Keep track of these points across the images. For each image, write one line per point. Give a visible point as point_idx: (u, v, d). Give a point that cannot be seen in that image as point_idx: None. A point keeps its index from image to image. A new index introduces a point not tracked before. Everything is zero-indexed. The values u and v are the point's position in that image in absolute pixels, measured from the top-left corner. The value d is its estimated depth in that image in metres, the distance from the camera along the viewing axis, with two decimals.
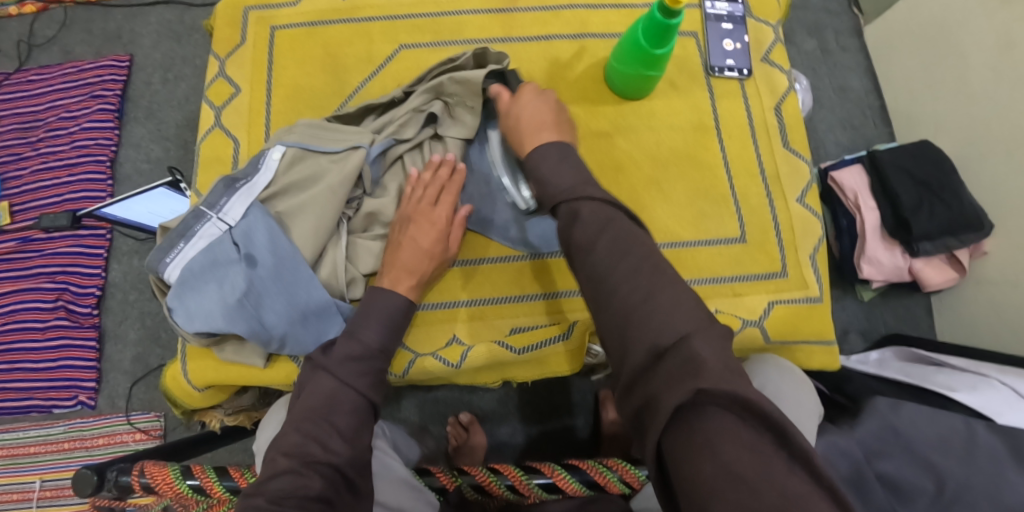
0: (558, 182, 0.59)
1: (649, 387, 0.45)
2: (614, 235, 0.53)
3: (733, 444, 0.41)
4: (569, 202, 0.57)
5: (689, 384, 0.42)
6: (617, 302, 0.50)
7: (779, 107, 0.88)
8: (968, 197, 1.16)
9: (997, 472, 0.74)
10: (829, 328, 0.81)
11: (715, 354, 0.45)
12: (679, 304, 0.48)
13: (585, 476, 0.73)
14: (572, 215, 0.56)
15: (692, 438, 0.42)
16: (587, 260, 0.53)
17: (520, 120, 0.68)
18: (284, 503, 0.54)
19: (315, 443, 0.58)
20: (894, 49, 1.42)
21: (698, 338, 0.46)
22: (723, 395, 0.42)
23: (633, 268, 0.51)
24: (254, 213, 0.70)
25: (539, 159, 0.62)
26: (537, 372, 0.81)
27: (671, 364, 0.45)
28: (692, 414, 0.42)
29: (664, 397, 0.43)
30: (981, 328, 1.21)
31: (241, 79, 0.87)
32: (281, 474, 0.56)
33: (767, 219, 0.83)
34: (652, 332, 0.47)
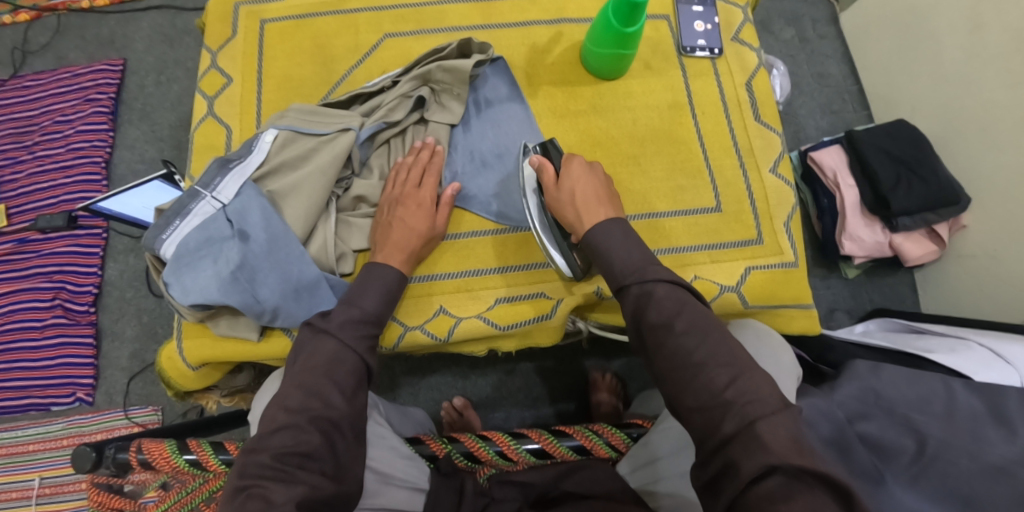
0: (626, 263, 0.64)
1: (726, 458, 0.52)
2: (691, 318, 0.59)
3: (798, 505, 0.47)
4: (642, 284, 0.62)
5: (762, 458, 0.49)
6: (694, 381, 0.56)
7: (750, 83, 0.92)
8: (945, 173, 1.19)
9: (976, 427, 0.75)
10: (806, 293, 0.83)
11: (784, 432, 0.51)
12: (752, 387, 0.54)
13: (574, 441, 0.75)
14: (647, 297, 0.61)
15: (761, 502, 0.48)
16: (666, 342, 0.59)
17: (575, 195, 0.71)
18: (287, 460, 0.56)
19: (319, 399, 0.60)
20: (869, 35, 1.46)
21: (768, 418, 0.52)
22: (794, 469, 0.48)
23: (710, 351, 0.57)
24: (246, 192, 0.73)
25: (604, 237, 0.67)
26: (522, 342, 0.83)
27: (745, 439, 0.51)
28: (764, 480, 0.49)
29: (742, 466, 0.50)
30: (963, 301, 1.23)
31: (232, 70, 0.90)
32: (282, 430, 0.58)
33: (742, 189, 0.86)
34: (728, 412, 0.53)
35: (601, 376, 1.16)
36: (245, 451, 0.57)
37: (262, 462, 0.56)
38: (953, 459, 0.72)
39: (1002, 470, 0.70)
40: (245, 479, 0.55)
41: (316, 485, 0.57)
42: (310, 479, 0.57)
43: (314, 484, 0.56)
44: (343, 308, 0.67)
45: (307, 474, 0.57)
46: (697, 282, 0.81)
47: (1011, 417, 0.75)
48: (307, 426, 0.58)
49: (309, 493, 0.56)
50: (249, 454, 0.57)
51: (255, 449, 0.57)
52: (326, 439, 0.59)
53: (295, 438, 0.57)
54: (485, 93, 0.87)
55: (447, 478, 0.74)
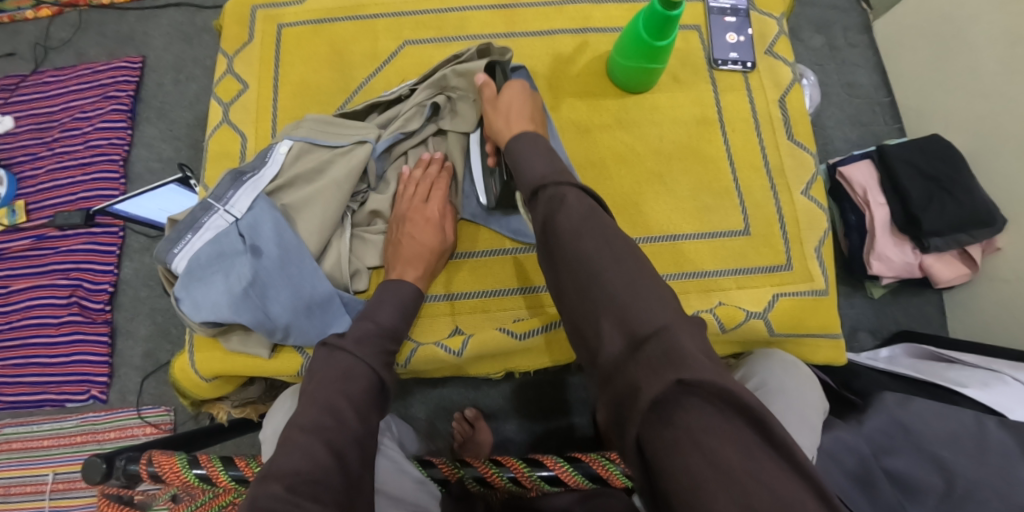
0: (536, 169, 0.61)
1: (629, 376, 0.45)
2: (597, 225, 0.54)
3: (711, 431, 0.41)
4: (554, 189, 0.58)
5: (672, 374, 0.42)
6: (599, 292, 0.51)
7: (783, 99, 0.88)
8: (980, 193, 1.15)
9: (1009, 468, 0.72)
10: (834, 322, 0.80)
11: (694, 346, 0.45)
12: (659, 297, 0.49)
13: (588, 469, 0.72)
14: (557, 199, 0.57)
15: (672, 429, 0.41)
16: (571, 247, 0.54)
17: (509, 107, 0.70)
18: (299, 490, 0.51)
19: (332, 416, 0.57)
20: (903, 45, 1.40)
21: (676, 329, 0.46)
22: (706, 387, 0.42)
23: (618, 258, 0.52)
24: (260, 206, 0.71)
25: (522, 145, 0.64)
26: (536, 362, 0.80)
27: (651, 354, 0.45)
28: (671, 403, 0.42)
29: (646, 387, 0.43)
30: (993, 326, 1.19)
31: (249, 76, 0.88)
32: (297, 453, 0.54)
33: (772, 212, 0.83)
34: (633, 323, 0.47)
35: None
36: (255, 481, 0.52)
37: (271, 492, 0.50)
38: (983, 498, 0.70)
39: None
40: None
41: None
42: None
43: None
44: (359, 323, 0.66)
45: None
46: (721, 307, 0.79)
47: None
48: (321, 453, 0.54)
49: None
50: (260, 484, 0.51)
51: (264, 478, 0.51)
52: (343, 466, 0.55)
53: (309, 463, 0.53)
54: None
55: (458, 501, 0.76)
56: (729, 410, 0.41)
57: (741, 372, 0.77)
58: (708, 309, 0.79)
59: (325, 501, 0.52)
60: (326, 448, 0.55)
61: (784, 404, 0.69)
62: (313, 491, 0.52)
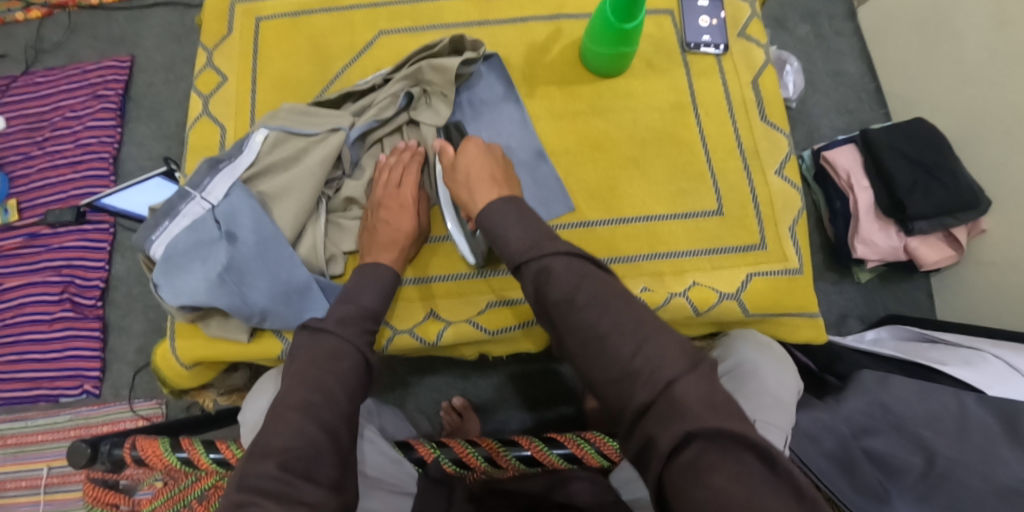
0: (515, 239, 0.60)
1: (646, 429, 0.47)
2: (592, 290, 0.54)
3: (726, 475, 0.43)
4: (539, 260, 0.57)
5: (679, 426, 0.45)
6: (601, 356, 0.52)
7: (756, 81, 0.89)
8: (964, 175, 1.15)
9: (988, 445, 0.72)
10: (811, 301, 0.81)
11: (699, 393, 0.47)
12: (664, 353, 0.50)
13: (564, 449, 0.73)
14: (545, 273, 0.56)
15: (687, 473, 0.44)
16: (570, 319, 0.54)
17: (467, 173, 0.71)
18: (293, 469, 0.52)
19: (321, 393, 0.57)
20: (888, 31, 1.40)
21: (681, 383, 0.48)
22: (711, 431, 0.45)
23: (615, 322, 0.52)
24: (235, 193, 0.72)
25: (496, 217, 0.63)
26: (512, 349, 0.81)
27: (661, 408, 0.47)
28: (683, 449, 0.45)
29: (660, 439, 0.46)
30: (981, 309, 1.19)
31: (228, 69, 0.90)
32: (287, 429, 0.54)
33: (746, 193, 0.84)
34: (642, 382, 0.49)
35: None
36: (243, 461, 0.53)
37: (265, 470, 0.51)
38: (963, 479, 0.70)
39: (1015, 491, 0.68)
40: (244, 492, 0.50)
41: (319, 502, 0.52)
42: (314, 495, 0.52)
43: (315, 498, 0.52)
44: (340, 305, 0.66)
45: (308, 490, 0.52)
46: (695, 288, 0.79)
47: None
48: (310, 428, 0.55)
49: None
50: (254, 462, 0.52)
51: (256, 457, 0.52)
52: (335, 441, 0.56)
53: (299, 438, 0.53)
54: (478, 92, 0.85)
55: (436, 483, 0.76)
56: (739, 450, 0.44)
57: (717, 353, 0.77)
58: (682, 291, 0.79)
59: (320, 481, 0.53)
60: (314, 424, 0.55)
61: (761, 383, 0.70)
62: (306, 469, 0.53)
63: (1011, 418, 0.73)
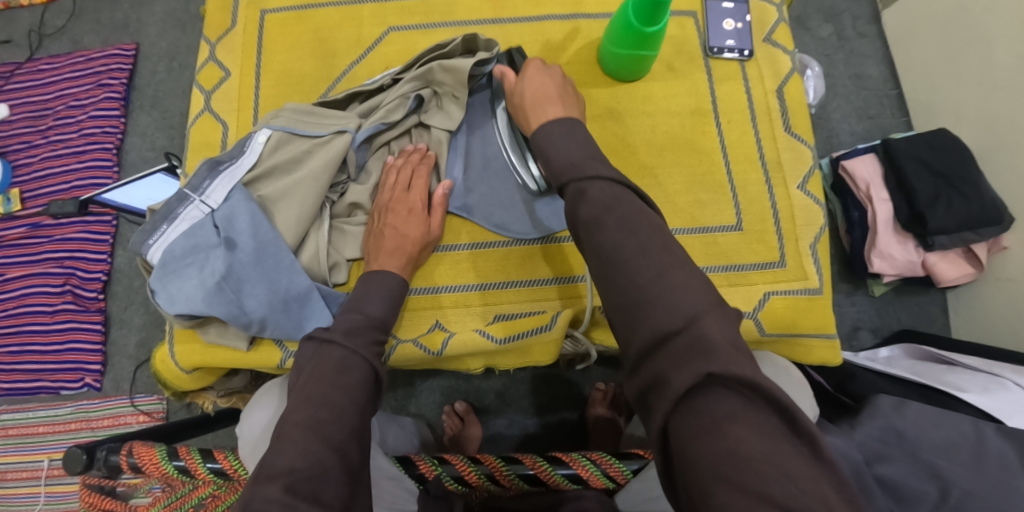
0: (564, 156, 0.59)
1: (658, 368, 0.44)
2: (622, 213, 0.52)
3: (744, 429, 0.40)
4: (576, 182, 0.55)
5: (699, 365, 0.41)
6: (624, 281, 0.49)
7: (781, 89, 0.85)
8: (988, 189, 1.11)
9: (1007, 479, 0.70)
10: (829, 322, 0.78)
11: (724, 335, 0.44)
12: (692, 285, 0.46)
13: (569, 470, 0.73)
14: (579, 194, 0.55)
15: (699, 423, 0.41)
16: (593, 238, 0.52)
17: (526, 96, 0.69)
18: (299, 491, 0.49)
19: (329, 408, 0.55)
20: (913, 34, 1.36)
21: (708, 319, 0.44)
22: (733, 377, 0.41)
23: (643, 246, 0.49)
24: (235, 197, 0.70)
25: (549, 134, 0.62)
26: (521, 361, 0.79)
27: (682, 346, 0.43)
28: (700, 395, 0.41)
29: (674, 379, 0.42)
30: (999, 328, 1.16)
31: (232, 64, 0.87)
32: (293, 448, 0.51)
33: (766, 207, 0.81)
34: (664, 314, 0.46)
35: (602, 388, 1.13)
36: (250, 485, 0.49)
37: (270, 494, 0.48)
38: None
39: None
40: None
41: None
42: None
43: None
44: (347, 315, 0.65)
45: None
46: None
47: None
48: (316, 446, 0.52)
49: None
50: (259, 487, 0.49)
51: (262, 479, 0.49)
52: (344, 460, 0.53)
53: (306, 458, 0.51)
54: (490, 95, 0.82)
55: (437, 501, 0.72)
56: (758, 405, 0.41)
57: None
58: None
59: (326, 502, 0.50)
60: (321, 443, 0.53)
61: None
62: (313, 490, 0.50)
63: None
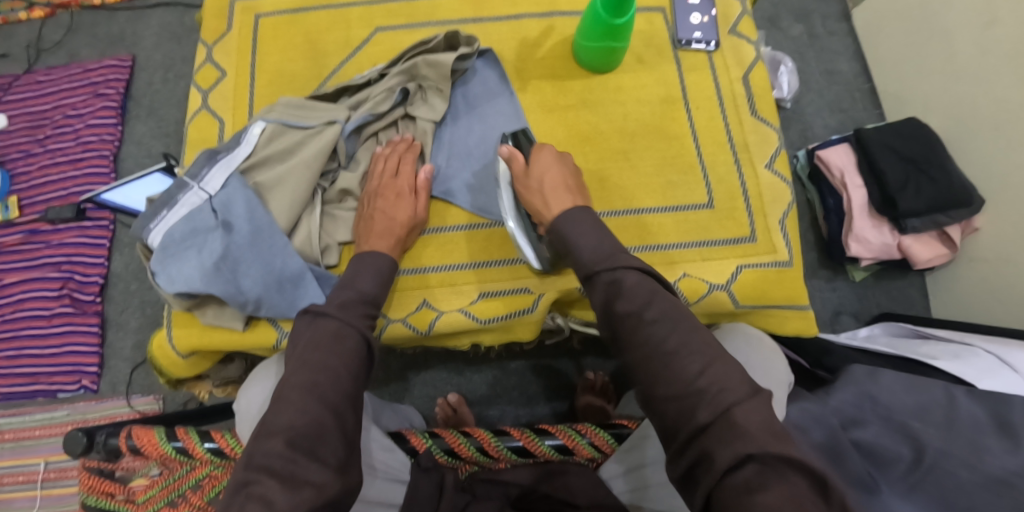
0: (592, 252, 0.62)
1: (701, 448, 0.49)
2: (661, 307, 0.57)
3: (775, 496, 0.44)
4: (612, 272, 0.59)
5: (739, 446, 0.47)
6: (666, 371, 0.53)
7: (746, 77, 0.90)
8: (957, 173, 1.16)
9: (978, 437, 0.72)
10: (801, 293, 0.81)
11: (761, 420, 0.48)
12: (731, 378, 0.52)
13: (556, 440, 0.75)
14: (615, 285, 0.59)
15: (738, 493, 0.46)
16: (638, 331, 0.56)
17: (544, 182, 0.72)
18: (299, 445, 0.53)
19: (326, 373, 0.58)
20: (880, 31, 1.42)
21: (744, 406, 0.49)
22: (769, 456, 0.46)
23: (683, 340, 0.54)
24: (233, 183, 0.73)
25: (572, 226, 0.66)
26: (505, 337, 0.81)
27: (721, 428, 0.49)
28: (739, 469, 0.46)
29: (717, 457, 0.47)
30: (974, 307, 1.20)
31: (227, 65, 0.91)
32: (291, 408, 0.55)
33: (735, 186, 0.84)
34: (706, 402, 0.51)
35: (591, 377, 1.15)
36: (255, 439, 0.54)
37: (275, 449, 0.52)
38: (951, 469, 0.69)
39: (1003, 482, 0.67)
40: (251, 471, 0.52)
41: (324, 482, 0.52)
42: (319, 475, 0.52)
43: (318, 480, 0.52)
44: (341, 290, 0.67)
45: (311, 468, 0.52)
46: (685, 280, 0.79)
47: (1016, 425, 0.72)
48: (314, 406, 0.55)
49: (315, 495, 0.51)
50: (264, 441, 0.53)
51: (264, 436, 0.53)
52: (339, 421, 0.56)
53: (305, 417, 0.54)
54: (473, 88, 0.86)
55: (427, 473, 0.74)
56: (791, 475, 0.46)
57: None
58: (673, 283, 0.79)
59: (325, 460, 0.54)
60: (319, 403, 0.56)
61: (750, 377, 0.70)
62: (311, 447, 0.53)
63: (1002, 410, 0.74)
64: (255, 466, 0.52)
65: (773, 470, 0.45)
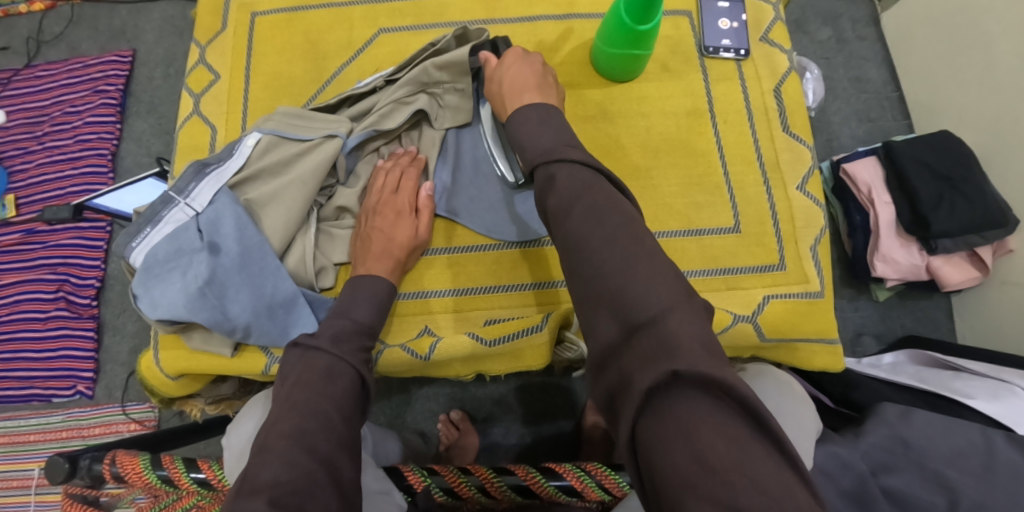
0: (537, 143, 0.59)
1: (623, 368, 0.43)
2: (590, 200, 0.52)
3: (710, 430, 0.38)
4: (546, 166, 0.56)
5: (665, 365, 0.40)
6: (590, 273, 0.49)
7: (779, 89, 0.84)
8: (992, 192, 1.09)
9: (1015, 486, 0.69)
10: (832, 327, 0.75)
11: (693, 331, 0.42)
12: (661, 273, 0.46)
13: (563, 481, 0.70)
14: (549, 181, 0.55)
15: (663, 427, 0.39)
16: (562, 226, 0.53)
17: (503, 83, 0.69)
18: (286, 505, 0.46)
19: (315, 418, 0.53)
20: (913, 36, 1.34)
21: (674, 316, 0.43)
22: (700, 377, 0.40)
23: (611, 235, 0.50)
24: (221, 200, 0.68)
25: (523, 121, 0.63)
26: (514, 366, 0.75)
27: (648, 340, 0.43)
28: (664, 393, 0.40)
29: (639, 378, 0.41)
30: (1004, 333, 1.14)
31: (222, 67, 0.86)
32: (275, 461, 0.49)
33: (765, 208, 0.79)
34: (630, 305, 0.45)
35: None
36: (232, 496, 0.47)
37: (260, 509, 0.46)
38: None
39: None
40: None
41: None
42: None
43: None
44: (334, 321, 0.63)
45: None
46: None
47: None
48: (303, 458, 0.50)
49: None
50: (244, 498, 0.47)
51: (245, 492, 0.47)
52: (330, 473, 0.51)
53: (292, 470, 0.49)
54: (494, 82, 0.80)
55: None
56: (726, 405, 0.39)
57: None
58: None
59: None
60: (307, 454, 0.51)
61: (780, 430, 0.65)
62: (300, 505, 0.47)
63: None
64: None
65: (701, 396, 0.39)
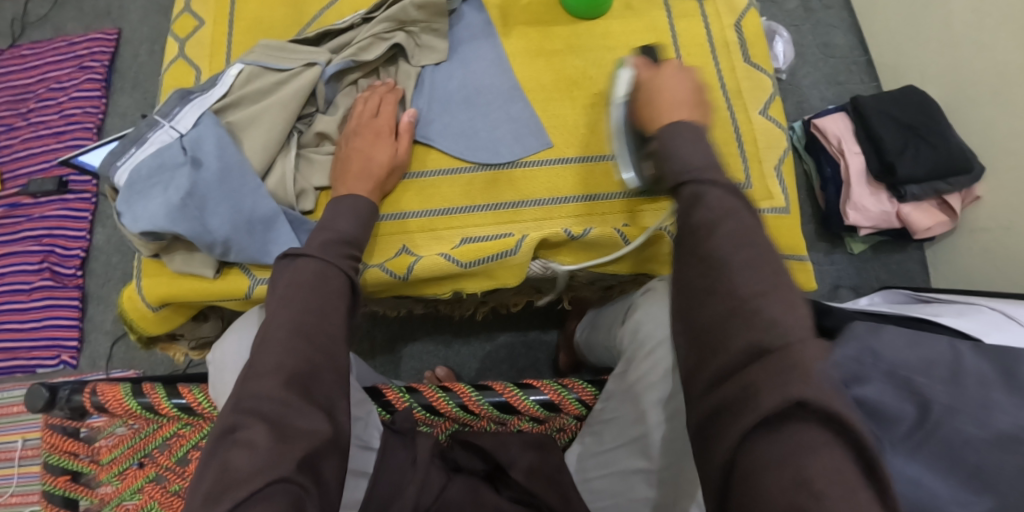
0: (685, 157, 0.53)
1: (744, 382, 0.40)
2: (737, 226, 0.48)
3: (826, 466, 0.35)
4: (696, 182, 0.50)
5: (792, 389, 0.37)
6: (707, 293, 0.46)
7: (738, 24, 0.87)
8: (956, 139, 1.13)
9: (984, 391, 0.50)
10: (798, 241, 0.78)
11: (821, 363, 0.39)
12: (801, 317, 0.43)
13: (541, 395, 0.71)
14: (694, 199, 0.49)
15: (763, 453, 0.38)
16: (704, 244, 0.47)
17: (658, 90, 0.61)
18: (290, 388, 0.49)
19: (313, 312, 0.54)
20: (875, 1, 1.39)
21: (803, 349, 0.39)
22: (826, 411, 0.36)
23: (750, 263, 0.45)
24: (204, 121, 0.71)
25: (673, 134, 0.55)
26: (488, 285, 0.77)
27: (775, 363, 0.39)
28: (783, 422, 0.38)
29: (761, 397, 0.38)
30: (975, 277, 1.16)
31: (206, 14, 0.88)
32: (275, 347, 0.51)
33: (728, 130, 0.82)
34: (761, 331, 0.42)
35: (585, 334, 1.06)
36: (239, 382, 0.51)
37: (269, 390, 0.49)
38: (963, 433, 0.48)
39: None
40: (239, 414, 0.48)
41: (317, 430, 0.49)
42: (310, 423, 0.49)
43: (312, 427, 0.49)
44: (319, 232, 0.63)
45: (308, 416, 0.49)
46: None
47: None
48: (302, 347, 0.52)
49: (310, 442, 0.48)
50: (249, 381, 0.50)
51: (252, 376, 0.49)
52: (330, 362, 0.53)
53: (294, 357, 0.51)
54: (470, 24, 0.85)
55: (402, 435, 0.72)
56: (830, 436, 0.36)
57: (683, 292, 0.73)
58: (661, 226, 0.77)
59: (315, 401, 0.51)
60: (306, 343, 0.52)
61: None
62: (305, 383, 0.50)
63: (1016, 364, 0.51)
64: (243, 407, 0.48)
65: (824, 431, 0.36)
